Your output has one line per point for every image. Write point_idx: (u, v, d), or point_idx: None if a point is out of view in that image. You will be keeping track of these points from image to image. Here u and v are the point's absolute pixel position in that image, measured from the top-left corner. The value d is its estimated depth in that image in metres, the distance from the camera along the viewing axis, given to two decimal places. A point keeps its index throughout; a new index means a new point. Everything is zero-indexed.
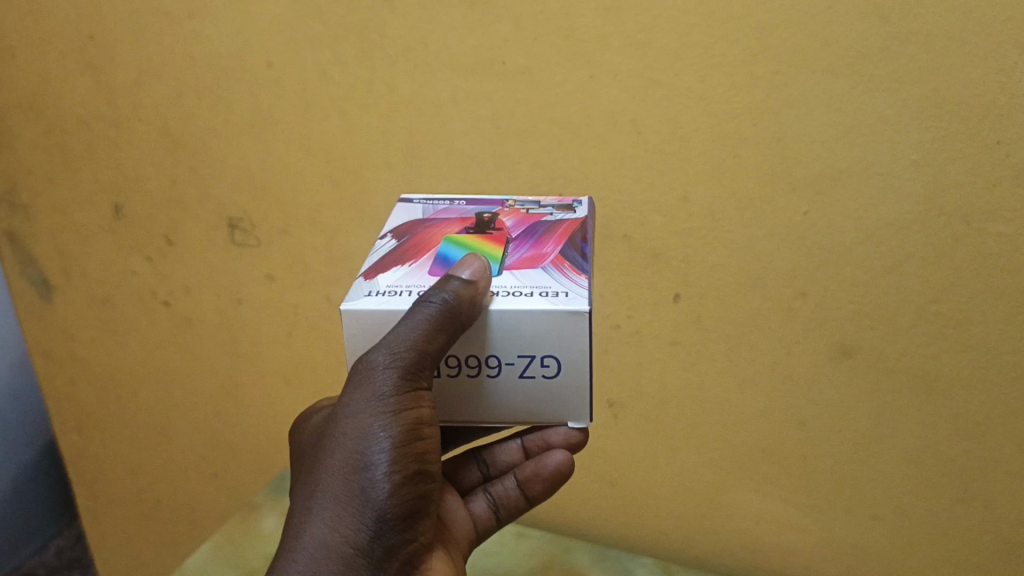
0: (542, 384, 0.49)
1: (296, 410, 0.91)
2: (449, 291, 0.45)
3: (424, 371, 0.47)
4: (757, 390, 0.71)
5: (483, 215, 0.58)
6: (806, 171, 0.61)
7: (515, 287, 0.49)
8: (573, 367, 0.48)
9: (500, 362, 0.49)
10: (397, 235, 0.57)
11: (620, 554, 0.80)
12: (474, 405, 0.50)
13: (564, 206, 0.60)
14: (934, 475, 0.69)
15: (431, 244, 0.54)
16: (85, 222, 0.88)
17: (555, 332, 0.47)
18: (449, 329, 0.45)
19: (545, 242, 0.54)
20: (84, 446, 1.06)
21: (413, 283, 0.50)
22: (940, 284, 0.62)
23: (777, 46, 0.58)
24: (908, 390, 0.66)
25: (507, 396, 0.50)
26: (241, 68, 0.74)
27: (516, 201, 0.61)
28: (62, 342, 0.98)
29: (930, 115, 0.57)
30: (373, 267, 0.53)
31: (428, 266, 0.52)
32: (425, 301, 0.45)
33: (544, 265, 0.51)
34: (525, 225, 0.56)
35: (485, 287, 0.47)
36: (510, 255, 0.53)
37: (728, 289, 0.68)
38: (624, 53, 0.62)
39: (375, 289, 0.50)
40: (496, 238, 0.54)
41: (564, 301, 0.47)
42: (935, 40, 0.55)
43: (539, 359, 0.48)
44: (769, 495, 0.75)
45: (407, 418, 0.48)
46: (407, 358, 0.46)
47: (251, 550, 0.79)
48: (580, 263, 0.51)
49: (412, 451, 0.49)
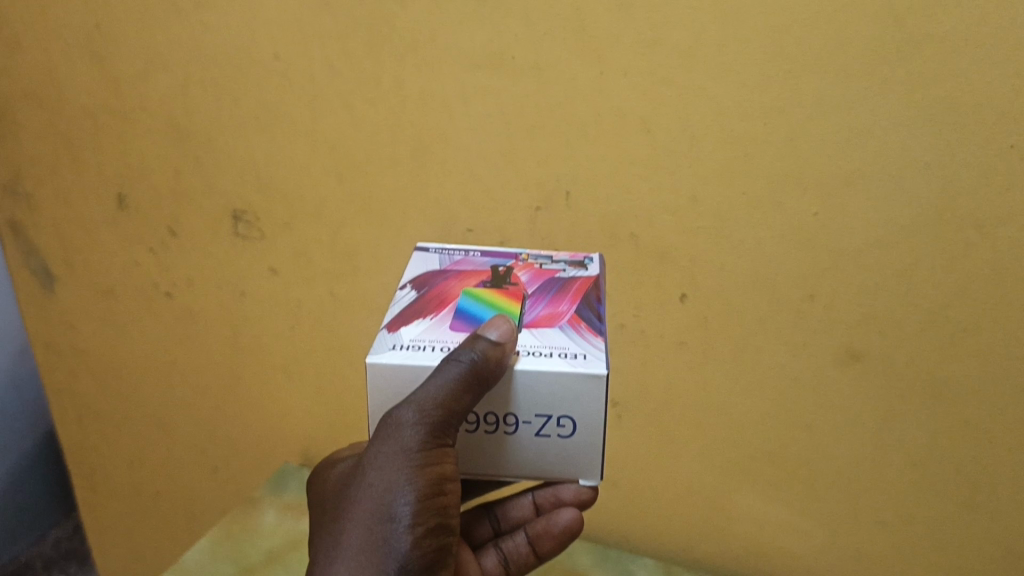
0: (558, 445, 0.48)
1: (301, 403, 0.91)
2: (477, 351, 0.44)
3: (450, 427, 0.45)
4: (763, 393, 0.69)
5: (499, 268, 0.58)
6: (816, 173, 0.60)
7: (535, 346, 0.48)
8: (589, 430, 0.47)
9: (518, 420, 0.47)
10: (416, 285, 0.55)
11: (621, 555, 0.81)
12: (491, 460, 0.49)
13: (576, 262, 0.60)
14: (941, 483, 0.67)
15: (450, 297, 0.53)
16: (91, 213, 0.89)
17: (574, 395, 0.46)
18: (476, 388, 0.44)
19: (561, 300, 0.53)
20: (88, 438, 1.08)
21: (437, 338, 0.49)
22: (953, 289, 0.60)
23: (791, 45, 0.57)
24: (917, 397, 0.64)
25: (523, 455, 0.48)
26: (252, 62, 0.73)
27: (529, 254, 0.61)
28: (66, 332, 0.99)
29: (945, 117, 0.55)
30: (395, 318, 0.51)
31: (449, 319, 0.51)
32: (454, 359, 0.44)
33: (561, 324, 0.50)
34: (540, 281, 0.56)
35: (511, 349, 0.46)
36: (528, 311, 0.52)
37: (737, 290, 0.66)
38: (635, 51, 0.60)
39: (398, 343, 0.48)
40: (511, 293, 0.53)
41: (582, 363, 0.46)
42: (957, 38, 0.53)
43: (556, 420, 0.47)
44: (772, 499, 0.73)
45: (432, 473, 0.47)
46: (435, 415, 0.44)
47: (249, 545, 0.85)
48: (598, 323, 0.50)
49: (434, 503, 0.48)
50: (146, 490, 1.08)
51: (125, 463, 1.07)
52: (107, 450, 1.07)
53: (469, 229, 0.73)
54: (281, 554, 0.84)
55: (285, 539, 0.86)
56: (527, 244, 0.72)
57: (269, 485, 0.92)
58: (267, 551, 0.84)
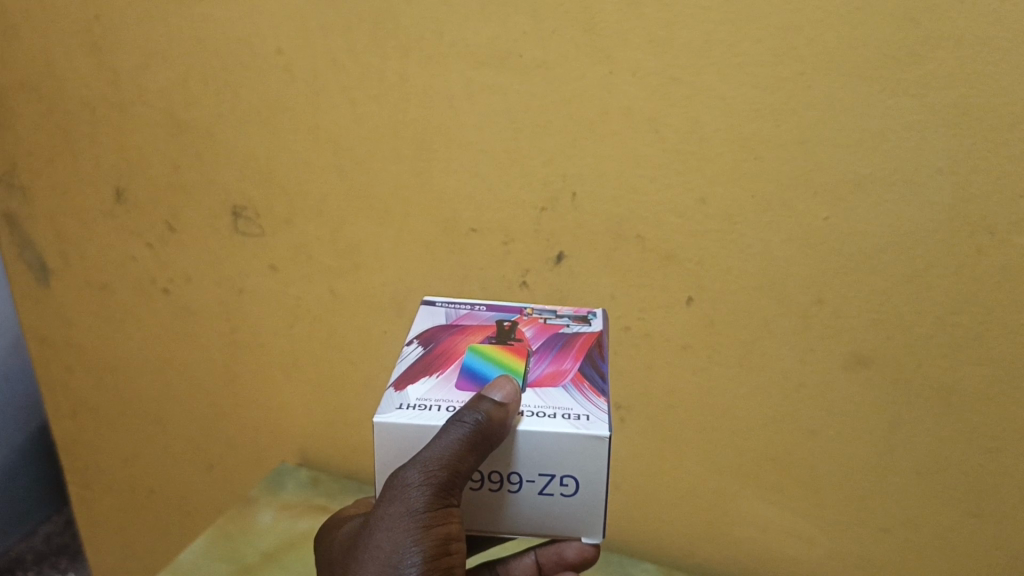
0: (561, 505, 0.48)
1: (297, 403, 0.90)
2: (481, 411, 0.45)
3: (455, 488, 0.46)
4: (767, 398, 0.69)
5: (504, 322, 0.58)
6: (827, 176, 0.59)
7: (539, 406, 0.49)
8: (591, 490, 0.47)
9: (522, 479, 0.48)
10: (423, 341, 0.56)
11: (622, 559, 0.80)
12: (495, 518, 0.49)
13: (580, 316, 0.60)
14: (947, 491, 0.66)
15: (455, 354, 0.54)
16: (88, 206, 0.88)
17: (577, 455, 0.47)
18: (481, 448, 0.45)
19: (564, 357, 0.54)
20: (81, 434, 1.07)
21: (443, 397, 0.50)
22: (964, 296, 0.59)
23: (803, 47, 0.56)
24: (924, 405, 0.63)
25: (526, 514, 0.49)
26: (254, 56, 0.72)
27: (534, 308, 0.61)
28: (61, 326, 0.99)
29: (960, 122, 0.54)
30: (402, 376, 0.52)
31: (454, 378, 0.52)
32: (459, 419, 0.45)
33: (564, 383, 0.51)
34: (544, 336, 0.57)
35: (514, 410, 0.47)
36: (532, 370, 0.53)
37: (746, 294, 0.65)
38: (645, 50, 0.59)
39: (405, 402, 0.49)
40: (516, 350, 0.55)
41: (585, 425, 0.47)
42: (974, 41, 0.52)
43: (558, 479, 0.47)
44: (777, 505, 0.73)
45: (438, 533, 0.47)
46: (441, 475, 0.45)
47: (246, 545, 0.84)
48: (601, 383, 0.51)
49: (440, 566, 0.47)
50: (140, 488, 1.07)
51: (119, 460, 1.06)
52: (101, 446, 1.06)
53: (473, 228, 0.72)
54: (277, 554, 0.83)
55: (281, 539, 0.85)
56: (532, 245, 0.71)
57: (266, 484, 0.91)
58: (264, 551, 0.83)
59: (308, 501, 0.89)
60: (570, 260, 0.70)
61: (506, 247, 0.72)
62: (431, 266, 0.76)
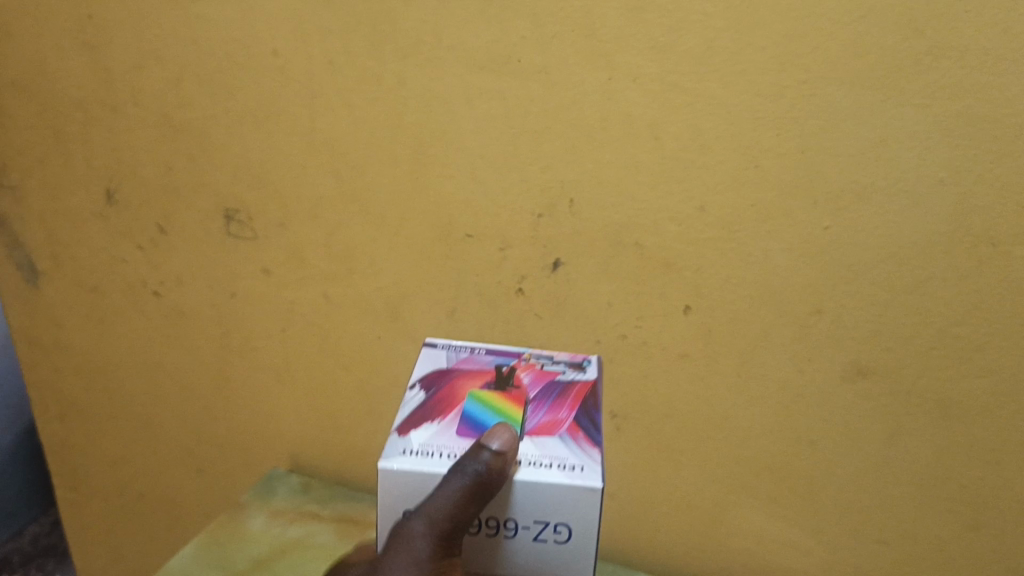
0: (554, 553, 0.48)
1: (287, 408, 0.89)
2: (482, 462, 0.45)
3: (457, 537, 0.45)
4: (764, 407, 0.67)
5: (502, 367, 0.58)
6: (828, 185, 0.58)
7: (535, 455, 0.49)
8: (586, 540, 0.47)
9: (517, 525, 0.47)
10: (425, 385, 0.56)
11: (617, 568, 0.77)
12: (491, 563, 0.49)
13: (577, 363, 0.60)
14: (945, 504, 0.64)
15: (456, 400, 0.54)
16: (80, 207, 0.88)
17: (570, 505, 0.46)
18: (482, 499, 0.44)
19: (561, 406, 0.54)
20: (69, 436, 1.06)
21: (444, 443, 0.49)
22: (967, 307, 0.58)
23: (808, 55, 0.55)
24: (923, 417, 0.62)
25: (521, 562, 0.48)
26: (249, 57, 0.71)
27: (532, 354, 0.61)
28: (50, 327, 0.98)
29: (963, 132, 0.54)
30: (404, 421, 0.52)
31: (455, 423, 0.51)
32: (459, 470, 0.44)
33: (560, 432, 0.51)
34: (542, 384, 0.56)
35: (513, 458, 0.46)
36: (530, 418, 0.52)
37: (744, 302, 0.64)
38: (647, 56, 0.59)
39: (407, 447, 0.49)
40: (515, 397, 0.54)
41: (580, 475, 0.46)
42: (979, 52, 0.52)
43: (553, 527, 0.47)
44: (775, 516, 0.70)
45: None
46: (442, 525, 0.44)
47: (237, 552, 0.79)
48: (596, 434, 0.51)
49: None
50: (128, 491, 1.06)
51: (107, 463, 1.05)
52: (88, 448, 1.05)
53: (469, 233, 0.71)
54: (270, 561, 0.78)
55: (275, 545, 0.80)
56: (529, 250, 0.70)
57: (256, 489, 0.88)
58: (255, 559, 0.78)
59: (299, 507, 0.85)
60: (567, 266, 0.69)
61: (503, 254, 0.71)
62: (427, 271, 0.75)
